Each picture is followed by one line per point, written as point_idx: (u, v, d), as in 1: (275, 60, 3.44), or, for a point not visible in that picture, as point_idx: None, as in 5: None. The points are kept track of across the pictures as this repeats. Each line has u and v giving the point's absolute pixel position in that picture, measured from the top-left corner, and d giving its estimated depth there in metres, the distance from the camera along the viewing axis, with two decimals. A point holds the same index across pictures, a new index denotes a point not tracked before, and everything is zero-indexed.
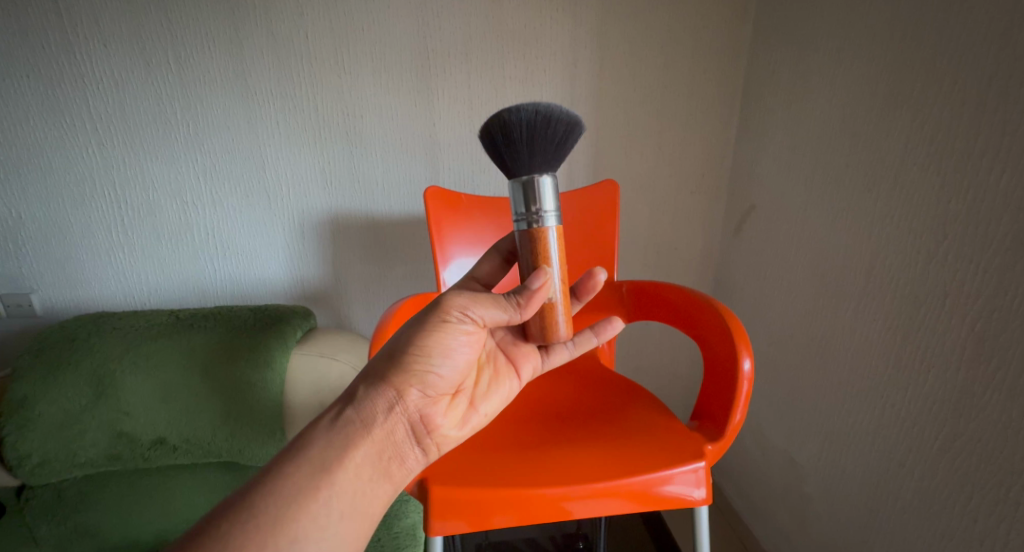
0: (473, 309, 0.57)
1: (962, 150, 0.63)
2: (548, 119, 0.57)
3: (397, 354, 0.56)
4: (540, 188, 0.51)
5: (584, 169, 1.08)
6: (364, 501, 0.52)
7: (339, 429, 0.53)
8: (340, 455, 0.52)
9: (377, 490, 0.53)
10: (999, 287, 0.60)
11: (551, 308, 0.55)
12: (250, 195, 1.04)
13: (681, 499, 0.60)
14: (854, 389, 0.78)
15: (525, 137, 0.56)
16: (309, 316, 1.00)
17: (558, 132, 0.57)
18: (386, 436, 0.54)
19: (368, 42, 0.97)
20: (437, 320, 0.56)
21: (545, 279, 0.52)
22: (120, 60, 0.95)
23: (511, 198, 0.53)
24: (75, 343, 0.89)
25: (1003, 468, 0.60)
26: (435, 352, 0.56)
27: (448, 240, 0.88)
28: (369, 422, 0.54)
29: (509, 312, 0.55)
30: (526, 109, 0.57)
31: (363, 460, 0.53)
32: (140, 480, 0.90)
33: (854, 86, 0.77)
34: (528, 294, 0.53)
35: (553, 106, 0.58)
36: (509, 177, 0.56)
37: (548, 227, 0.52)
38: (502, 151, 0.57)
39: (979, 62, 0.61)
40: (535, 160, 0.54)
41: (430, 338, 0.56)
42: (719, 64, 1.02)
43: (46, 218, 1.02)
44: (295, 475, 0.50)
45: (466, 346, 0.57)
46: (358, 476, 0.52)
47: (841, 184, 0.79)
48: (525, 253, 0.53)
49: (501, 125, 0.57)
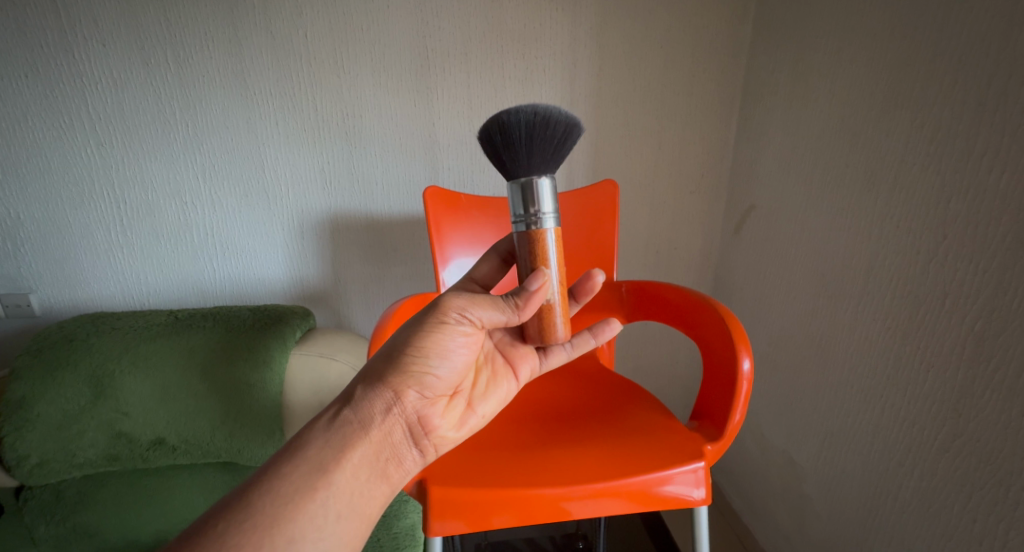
0: (471, 309, 0.57)
1: (962, 150, 0.63)
2: (547, 120, 0.57)
3: (396, 355, 0.56)
4: (538, 189, 0.51)
5: (584, 168, 1.07)
6: (362, 501, 0.52)
7: (336, 429, 0.53)
8: (337, 455, 0.52)
9: (374, 491, 0.53)
10: (999, 287, 0.60)
11: (550, 310, 0.55)
12: (249, 195, 1.04)
13: (680, 499, 0.60)
14: (854, 389, 0.78)
15: (524, 137, 0.56)
16: (308, 316, 1.00)
17: (557, 133, 0.57)
18: (384, 437, 0.54)
19: (368, 41, 0.97)
20: (436, 321, 0.56)
21: (543, 280, 0.52)
22: (119, 59, 0.95)
23: (510, 199, 0.53)
24: (73, 343, 0.89)
25: (1002, 468, 0.60)
26: (433, 353, 0.56)
27: (447, 240, 0.88)
28: (366, 423, 0.54)
29: (508, 313, 0.55)
30: (525, 110, 0.57)
31: (361, 460, 0.53)
32: (139, 480, 0.90)
33: (853, 87, 0.77)
34: (527, 296, 0.53)
35: (552, 107, 0.57)
36: (508, 178, 0.56)
37: (547, 229, 0.52)
38: (501, 152, 0.57)
39: (979, 62, 0.61)
40: (533, 161, 0.54)
41: (428, 339, 0.56)
42: (719, 63, 1.02)
43: (44, 218, 1.02)
44: (293, 475, 0.50)
45: (464, 347, 0.57)
46: (355, 477, 0.52)
47: (841, 184, 0.79)
48: (524, 254, 0.53)
49: (500, 126, 0.57)
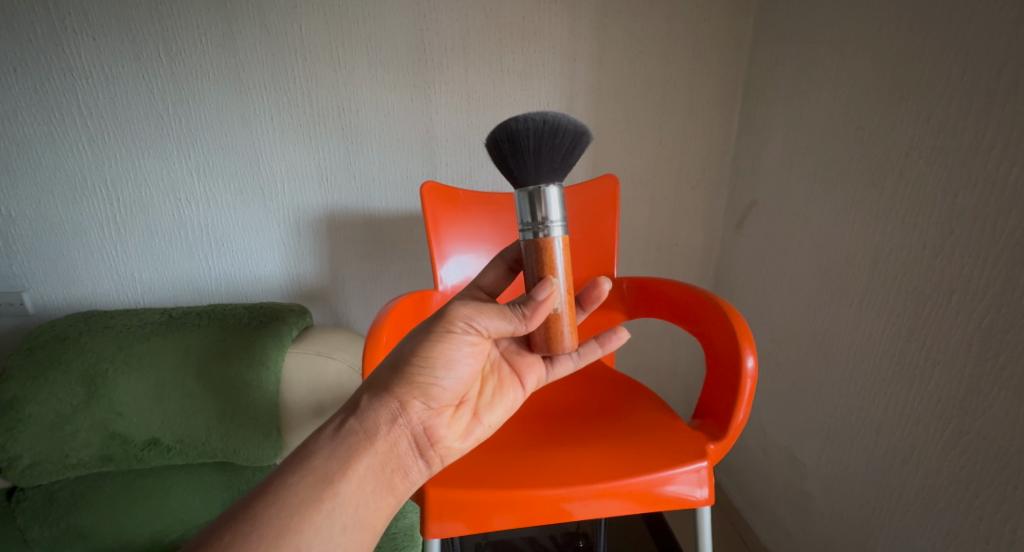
0: (478, 319, 0.55)
1: (971, 144, 0.62)
2: (555, 128, 0.55)
3: (401, 364, 0.54)
4: (546, 197, 0.50)
5: (583, 164, 1.06)
6: (366, 513, 0.51)
7: (341, 440, 0.52)
8: (343, 466, 0.51)
9: (380, 503, 0.52)
10: (1006, 283, 0.59)
11: (556, 319, 0.54)
12: (245, 191, 1.03)
13: (682, 499, 0.59)
14: (857, 387, 0.77)
15: (532, 146, 0.54)
16: (305, 314, 0.99)
17: (566, 142, 0.55)
18: (389, 448, 0.53)
19: (364, 35, 0.95)
20: (442, 330, 0.55)
21: (551, 290, 0.51)
22: (111, 53, 0.93)
23: (517, 207, 0.52)
24: (65, 342, 0.87)
25: (1009, 466, 0.59)
26: (439, 363, 0.55)
27: (446, 237, 0.86)
28: (372, 433, 0.53)
29: (514, 323, 0.54)
30: (533, 118, 0.56)
31: (366, 471, 0.52)
32: (135, 480, 0.89)
33: (858, 80, 0.75)
34: (534, 305, 0.52)
35: (561, 115, 0.56)
36: (515, 186, 0.55)
37: (554, 237, 0.51)
38: (508, 160, 0.55)
39: (987, 54, 0.60)
40: (541, 169, 0.53)
41: (434, 348, 0.54)
42: (720, 57, 1.00)
43: (36, 216, 1.01)
44: (295, 486, 0.49)
45: (470, 357, 0.56)
46: (360, 487, 0.51)
47: (845, 179, 0.78)
48: (531, 263, 0.52)
49: (508, 133, 0.55)
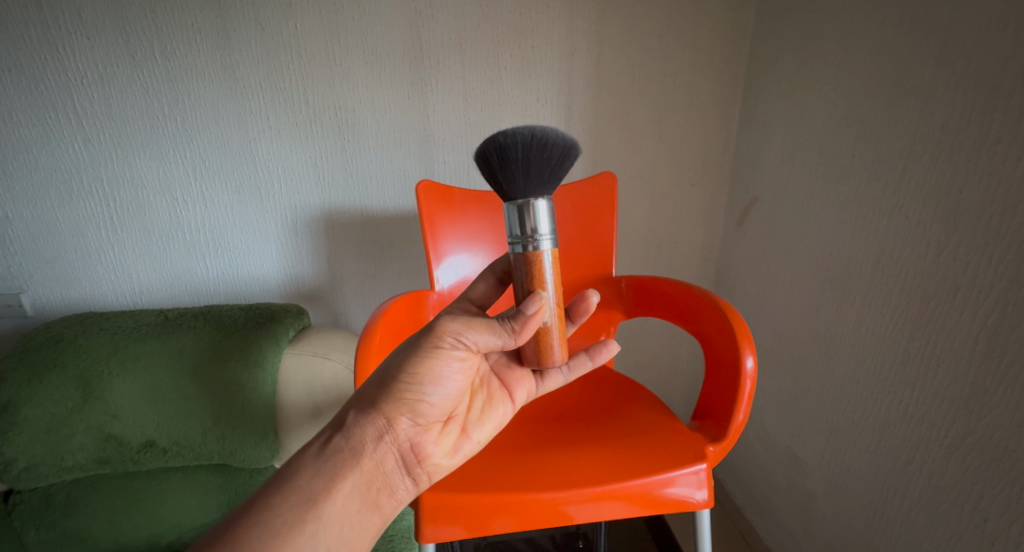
0: (467, 334, 0.54)
1: (976, 138, 0.60)
2: (543, 142, 0.54)
3: (388, 381, 0.53)
4: (535, 210, 0.50)
5: (582, 160, 1.05)
6: (352, 532, 0.50)
7: (328, 458, 0.52)
8: (328, 485, 0.50)
9: (366, 522, 0.51)
10: (1014, 280, 0.57)
11: (546, 333, 0.53)
12: (241, 192, 1.02)
13: (682, 502, 0.57)
14: (860, 386, 0.76)
15: (521, 159, 0.53)
16: (302, 314, 0.98)
17: (553, 155, 0.54)
18: (376, 466, 0.53)
19: (359, 33, 0.94)
20: (430, 346, 0.53)
21: (540, 304, 0.51)
22: (106, 52, 0.92)
23: (506, 220, 0.52)
24: (62, 344, 0.87)
25: (1016, 467, 0.57)
26: (427, 380, 0.54)
27: (442, 237, 0.85)
28: (358, 452, 0.52)
29: (503, 337, 0.53)
30: (522, 132, 0.55)
31: (353, 490, 0.51)
32: (130, 483, 0.88)
33: (860, 74, 0.74)
34: (523, 319, 0.51)
35: (549, 129, 0.55)
36: (504, 200, 0.53)
37: (543, 250, 0.50)
38: (497, 173, 0.54)
39: (994, 45, 0.58)
40: (529, 183, 0.52)
41: (421, 365, 0.53)
42: (722, 50, 0.99)
43: (33, 217, 1.00)
44: (283, 505, 0.49)
45: (458, 373, 0.55)
46: (346, 507, 0.50)
47: (847, 174, 0.77)
48: (520, 276, 0.51)
49: (496, 147, 0.54)
